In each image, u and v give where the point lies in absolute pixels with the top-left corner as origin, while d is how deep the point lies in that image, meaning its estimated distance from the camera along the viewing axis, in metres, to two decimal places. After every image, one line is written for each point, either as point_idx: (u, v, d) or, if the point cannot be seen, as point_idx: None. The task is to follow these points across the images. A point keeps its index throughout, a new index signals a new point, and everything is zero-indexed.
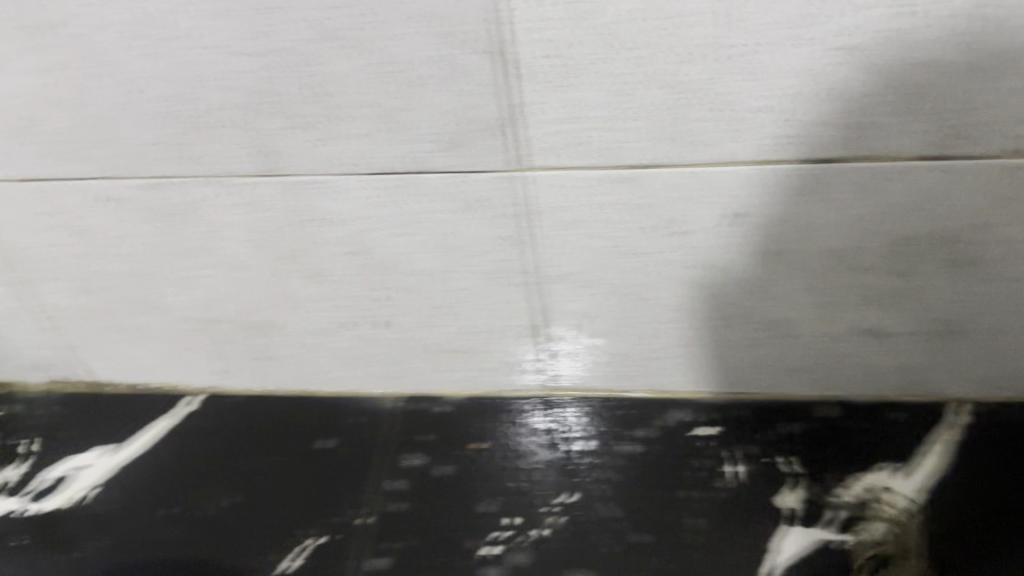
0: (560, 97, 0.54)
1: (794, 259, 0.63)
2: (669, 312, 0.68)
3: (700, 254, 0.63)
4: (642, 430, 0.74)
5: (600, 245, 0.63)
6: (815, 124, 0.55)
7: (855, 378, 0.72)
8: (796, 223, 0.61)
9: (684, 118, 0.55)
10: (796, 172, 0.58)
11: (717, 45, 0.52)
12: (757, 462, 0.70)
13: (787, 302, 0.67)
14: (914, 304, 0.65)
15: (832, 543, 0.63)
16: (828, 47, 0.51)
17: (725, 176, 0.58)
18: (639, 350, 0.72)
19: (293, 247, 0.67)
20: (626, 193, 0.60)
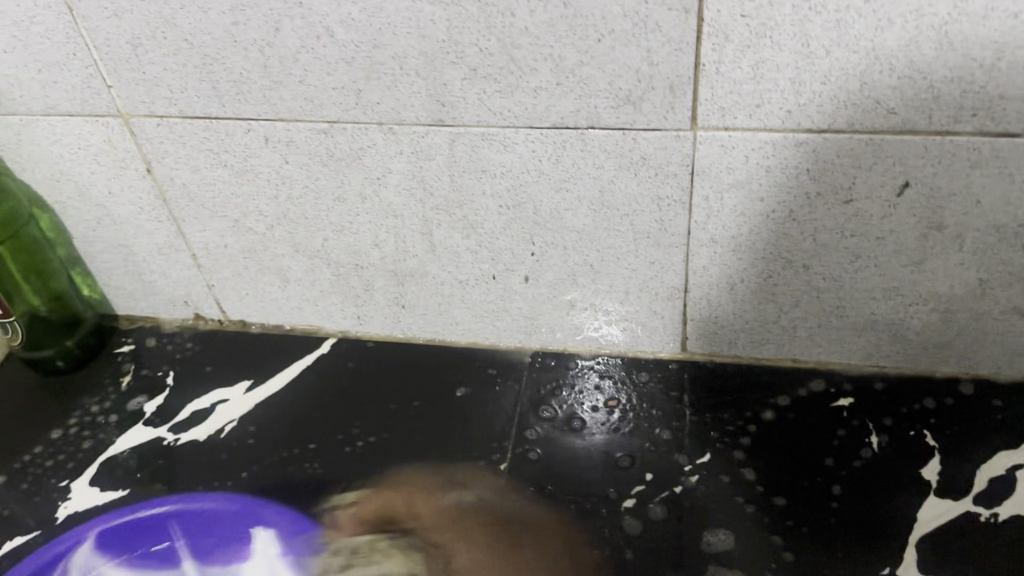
0: (749, 55, 0.56)
1: (959, 234, 0.62)
2: (818, 281, 0.68)
3: (861, 223, 0.63)
4: (774, 398, 0.74)
5: (760, 208, 0.64)
6: (1004, 96, 0.54)
7: (1000, 359, 0.71)
8: (966, 198, 0.60)
9: (871, 84, 0.55)
10: (974, 145, 0.57)
11: (920, 12, 0.52)
12: (897, 435, 0.70)
13: (945, 278, 0.65)
14: None
15: (971, 518, 0.64)
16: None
17: (899, 146, 0.58)
18: (781, 318, 0.72)
19: (450, 198, 0.68)
20: (796, 157, 0.60)
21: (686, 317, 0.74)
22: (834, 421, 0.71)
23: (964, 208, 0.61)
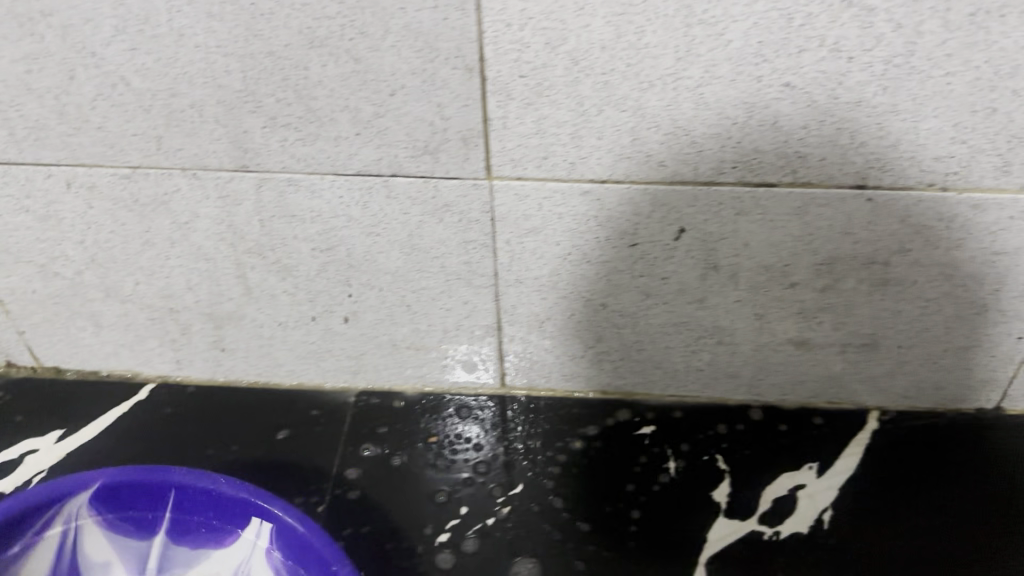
0: (533, 114, 0.60)
1: (732, 273, 0.69)
2: (617, 319, 0.74)
3: (648, 265, 0.70)
4: (585, 428, 0.78)
5: (557, 251, 0.69)
6: (754, 151, 0.62)
7: (784, 386, 0.77)
8: (735, 243, 0.67)
9: (641, 139, 0.62)
10: (733, 195, 0.65)
11: (678, 75, 0.59)
12: (694, 460, 0.75)
13: (726, 314, 0.72)
14: (838, 319, 0.71)
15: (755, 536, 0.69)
16: (769, 85, 0.59)
17: (672, 195, 0.65)
18: (588, 353, 0.76)
19: (261, 241, 0.68)
20: (584, 206, 0.66)
21: (504, 354, 0.77)
22: (638, 449, 0.76)
23: (733, 250, 0.68)
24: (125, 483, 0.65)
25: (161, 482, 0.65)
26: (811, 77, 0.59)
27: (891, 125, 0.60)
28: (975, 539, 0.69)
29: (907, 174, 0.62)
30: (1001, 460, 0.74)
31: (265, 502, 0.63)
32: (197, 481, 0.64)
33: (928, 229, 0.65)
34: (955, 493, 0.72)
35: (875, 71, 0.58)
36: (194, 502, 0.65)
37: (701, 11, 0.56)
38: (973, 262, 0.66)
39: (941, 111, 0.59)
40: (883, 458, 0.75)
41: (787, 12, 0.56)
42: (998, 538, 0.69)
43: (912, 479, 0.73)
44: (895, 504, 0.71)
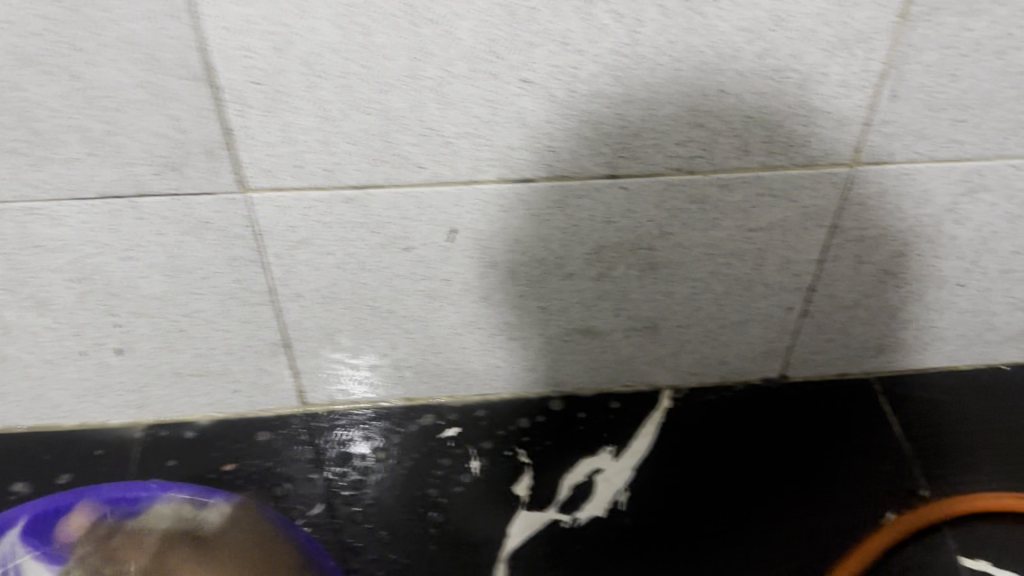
0: (274, 121, 0.59)
1: (510, 269, 0.70)
2: (407, 324, 0.72)
3: (428, 268, 0.68)
4: (389, 438, 0.77)
5: (331, 260, 0.66)
6: (508, 147, 0.62)
7: (579, 374, 0.79)
8: (507, 239, 0.68)
9: (396, 143, 0.61)
10: (499, 190, 0.64)
11: (417, 77, 0.58)
12: (497, 456, 0.76)
13: (512, 310, 0.73)
14: (617, 303, 0.74)
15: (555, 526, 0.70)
16: (509, 82, 0.59)
17: (437, 195, 0.64)
18: (385, 362, 0.75)
19: (10, 275, 0.65)
20: (350, 212, 0.64)
21: (298, 371, 0.75)
22: (442, 453, 0.76)
23: (507, 246, 0.68)
24: (51, 512, 0.69)
25: (93, 500, 0.69)
26: (550, 70, 0.59)
27: (631, 114, 0.62)
28: (767, 504, 0.73)
29: (656, 159, 0.65)
30: (789, 422, 0.79)
31: (200, 497, 0.70)
32: (128, 491, 0.70)
33: (684, 213, 0.68)
34: (749, 460, 0.76)
35: (611, 60, 0.59)
36: (126, 518, 0.69)
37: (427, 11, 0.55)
38: (732, 240, 0.70)
39: (675, 98, 0.62)
40: (676, 437, 0.78)
41: (509, 6, 0.56)
42: (787, 501, 0.73)
43: (704, 452, 0.77)
44: (690, 478, 0.74)
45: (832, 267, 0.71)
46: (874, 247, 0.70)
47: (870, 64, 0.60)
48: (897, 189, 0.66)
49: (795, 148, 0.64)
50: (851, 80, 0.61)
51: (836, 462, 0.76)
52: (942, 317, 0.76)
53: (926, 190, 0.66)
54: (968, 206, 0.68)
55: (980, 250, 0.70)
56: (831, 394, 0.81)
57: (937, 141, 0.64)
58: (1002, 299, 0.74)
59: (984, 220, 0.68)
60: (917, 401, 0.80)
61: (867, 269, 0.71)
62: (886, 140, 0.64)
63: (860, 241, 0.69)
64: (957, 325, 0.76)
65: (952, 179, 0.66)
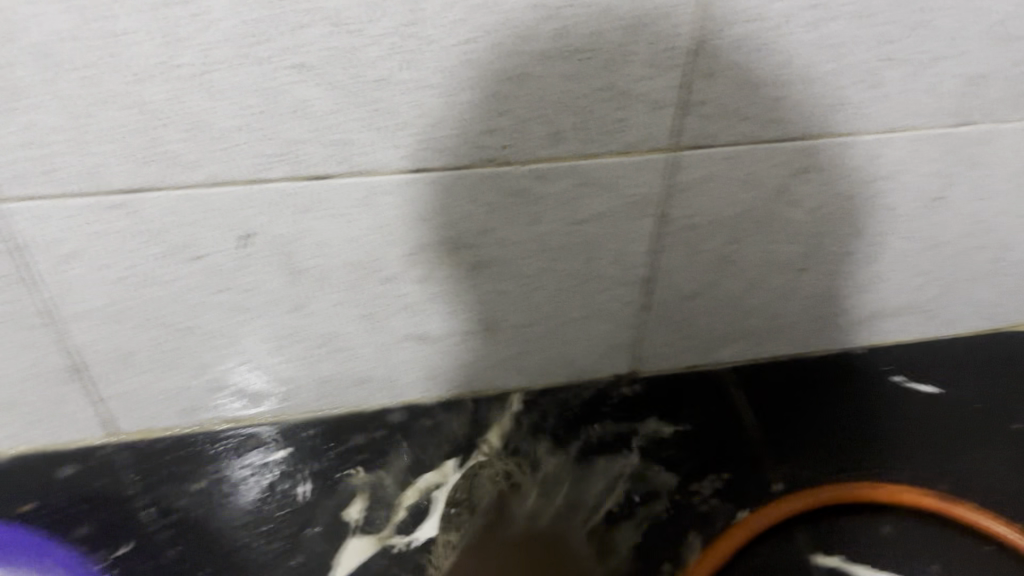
0: (13, 122, 0.52)
1: (320, 275, 0.64)
2: (214, 339, 0.66)
3: (226, 278, 0.62)
4: (208, 466, 0.71)
5: (113, 274, 0.60)
6: (293, 141, 0.56)
7: (417, 382, 0.74)
8: (310, 242, 0.61)
9: (162, 140, 0.55)
10: (289, 188, 0.58)
11: (171, 64, 0.52)
12: (325, 478, 0.70)
13: (332, 320, 0.67)
14: (446, 305, 0.68)
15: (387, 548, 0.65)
16: (280, 67, 0.53)
17: (220, 198, 0.58)
18: (197, 384, 0.69)
19: None
20: (123, 221, 0.58)
21: (102, 397, 0.69)
22: (264, 479, 0.70)
23: (312, 250, 0.62)
24: None
25: None
26: (324, 52, 0.53)
27: (427, 100, 0.56)
28: (618, 498, 0.68)
29: (462, 151, 0.59)
30: (643, 417, 0.75)
31: None
32: None
33: (504, 207, 0.63)
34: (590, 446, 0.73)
35: (390, 43, 0.53)
36: None
37: None
38: (559, 234, 0.66)
39: (473, 83, 0.56)
40: (521, 443, 0.73)
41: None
42: (638, 493, 0.69)
43: (551, 453, 0.72)
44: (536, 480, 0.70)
45: (666, 257, 0.69)
46: (705, 234, 0.68)
47: (676, 41, 0.56)
48: (723, 173, 0.64)
49: (610, 135, 0.60)
50: (660, 61, 0.57)
51: (688, 453, 0.72)
52: (788, 301, 0.73)
53: (752, 175, 0.64)
54: (797, 187, 0.65)
55: (816, 232, 0.68)
56: (688, 386, 0.78)
57: (758, 122, 0.61)
58: (845, 279, 0.72)
59: (814, 203, 0.67)
60: (773, 391, 0.77)
61: (702, 258, 0.69)
62: (704, 121, 0.61)
63: (691, 228, 0.67)
64: (804, 308, 0.74)
65: (776, 161, 0.64)
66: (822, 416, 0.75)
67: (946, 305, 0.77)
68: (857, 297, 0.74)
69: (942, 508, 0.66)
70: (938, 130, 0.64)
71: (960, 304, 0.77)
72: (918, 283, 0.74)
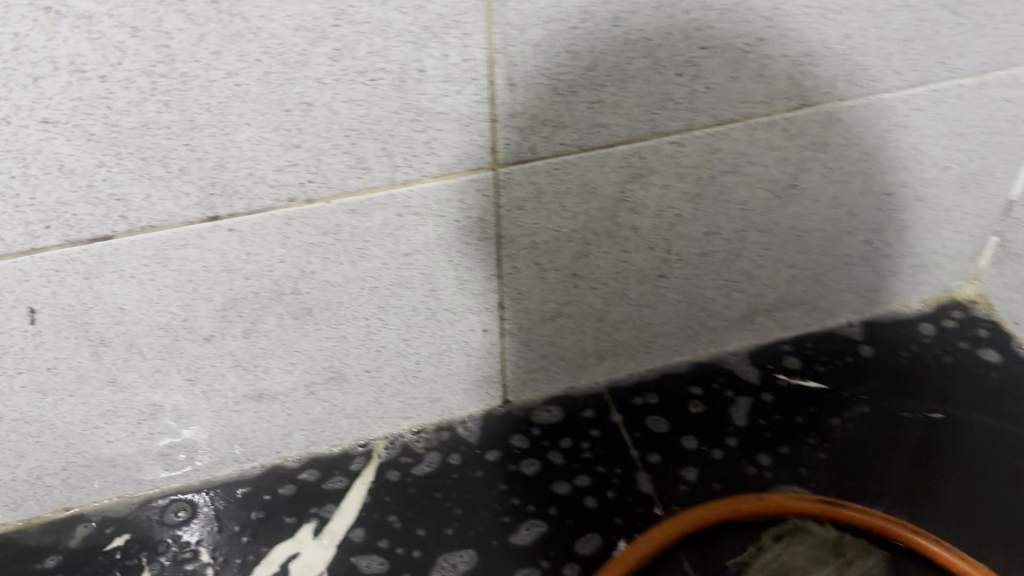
0: None
1: (127, 342, 0.58)
2: (25, 427, 0.61)
3: (20, 358, 0.57)
4: (40, 563, 0.65)
5: None
6: (61, 205, 0.51)
7: (274, 437, 0.68)
8: (106, 309, 0.56)
9: None
10: (62, 256, 0.53)
11: None
12: (175, 558, 0.65)
13: (153, 389, 0.62)
14: (284, 355, 0.63)
15: None
16: (38, 127, 0.48)
17: (31, 266, 0.53)
18: (19, 473, 0.64)
19: None
20: None
21: None
22: (106, 571, 0.64)
23: (110, 319, 0.57)
24: None
25: None
26: (73, 105, 0.47)
27: (202, 144, 0.50)
28: (478, 538, 0.65)
29: (263, 193, 0.54)
30: (527, 432, 0.71)
31: None
32: None
33: (318, 247, 0.58)
34: (468, 479, 0.69)
35: (142, 77, 0.47)
36: None
37: None
38: (389, 269, 0.61)
39: (251, 118, 0.50)
40: (391, 518, 0.67)
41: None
42: (508, 531, 0.65)
43: (421, 482, 0.69)
44: (407, 518, 0.67)
45: (514, 279, 0.64)
46: (551, 252, 0.63)
47: (469, 51, 0.51)
48: (554, 187, 0.59)
49: (418, 158, 0.55)
50: (454, 73, 0.52)
51: (563, 472, 0.68)
52: (654, 312, 0.69)
53: (586, 182, 0.59)
54: (638, 193, 0.61)
55: (668, 237, 0.64)
56: (573, 422, 0.72)
57: (579, 127, 0.56)
58: (709, 280, 0.68)
59: (661, 204, 0.62)
60: (656, 408, 0.72)
61: (551, 276, 0.64)
62: (520, 134, 0.56)
63: (533, 248, 0.62)
64: (671, 318, 0.70)
65: (609, 166, 0.59)
66: (691, 429, 0.71)
67: (825, 296, 0.74)
68: (728, 298, 0.70)
69: (870, 525, 0.63)
70: (779, 117, 0.59)
71: (838, 294, 0.74)
72: (788, 275, 0.70)
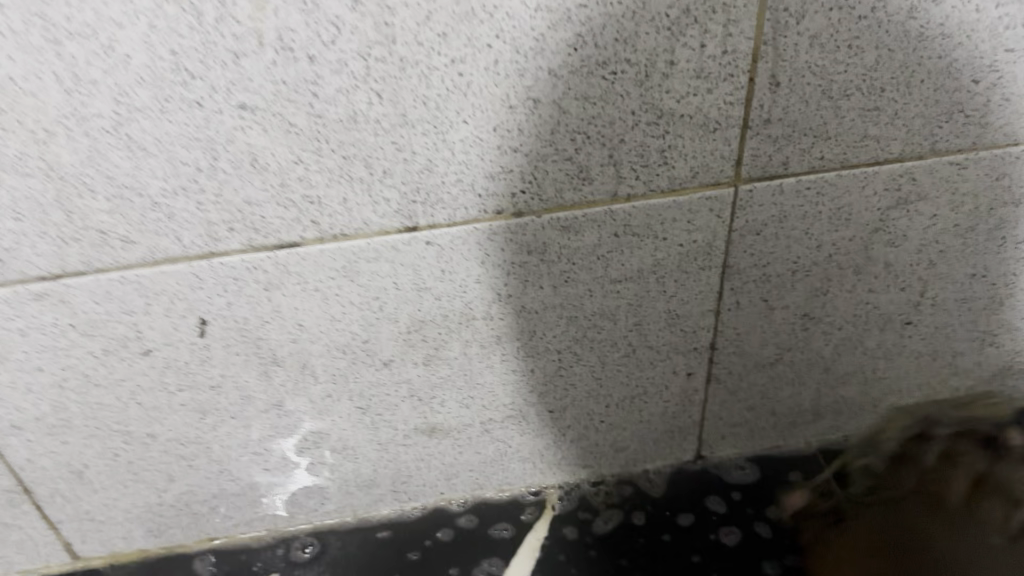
0: None
1: (302, 363, 0.52)
2: (180, 448, 0.55)
3: (183, 374, 0.51)
4: None
5: (46, 378, 0.50)
6: (248, 206, 0.45)
7: (439, 477, 0.61)
8: (284, 325, 0.50)
9: (81, 213, 0.44)
10: (245, 263, 0.47)
11: (85, 112, 0.40)
12: None
13: (318, 417, 0.55)
14: (463, 387, 0.56)
15: None
16: (233, 115, 0.41)
17: (207, 273, 0.47)
18: (166, 498, 0.58)
19: None
20: (46, 313, 0.47)
21: (55, 521, 0.58)
22: None
23: (287, 336, 0.51)
24: None
25: None
26: (275, 91, 0.41)
27: (412, 142, 0.44)
28: None
29: (468, 203, 0.47)
30: (725, 496, 0.63)
31: None
32: None
33: (520, 267, 0.50)
34: (657, 545, 0.60)
35: (354, 60, 0.40)
36: None
37: (64, 19, 0.37)
38: (594, 298, 0.53)
39: (469, 114, 0.43)
40: None
41: (189, 4, 0.38)
42: None
43: (602, 542, 0.61)
44: None
45: (736, 316, 0.55)
46: (785, 287, 0.53)
47: (732, 42, 0.42)
48: (801, 210, 0.50)
49: (648, 171, 0.47)
50: (710, 68, 0.43)
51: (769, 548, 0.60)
52: (892, 364, 0.60)
53: (842, 208, 0.50)
54: (899, 223, 0.51)
55: (926, 276, 0.55)
56: (779, 490, 0.63)
57: (844, 141, 0.47)
58: (961, 333, 0.58)
59: (925, 239, 0.52)
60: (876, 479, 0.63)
61: (779, 316, 0.55)
62: (773, 144, 0.46)
63: (763, 281, 0.53)
64: (909, 373, 0.61)
65: (872, 190, 0.49)
66: None
67: None
68: (979, 353, 0.60)
69: None
70: None
71: None
72: None
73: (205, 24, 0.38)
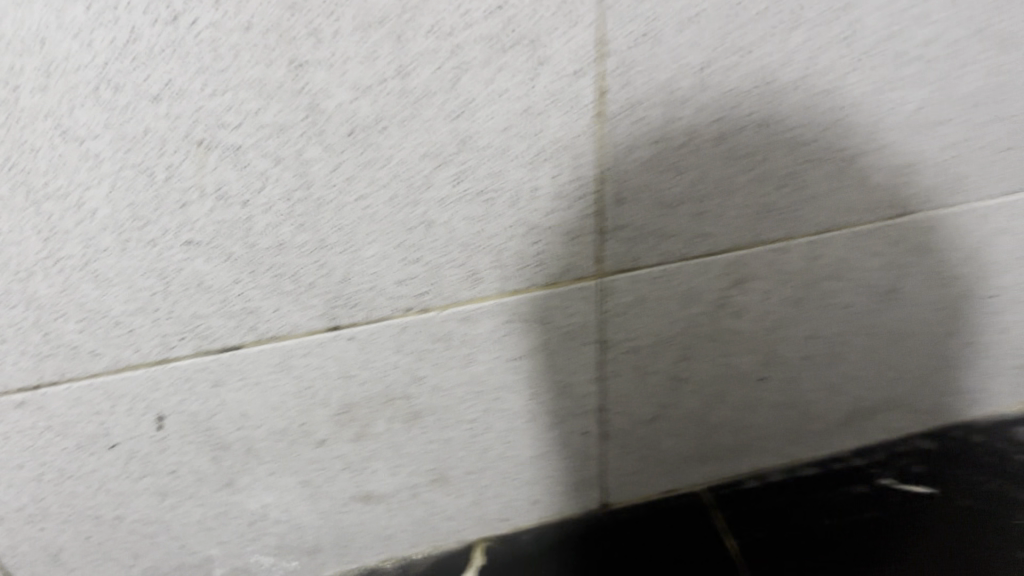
0: None
1: (249, 446, 0.61)
2: (144, 527, 0.63)
3: (145, 462, 0.60)
4: None
5: (25, 474, 0.58)
6: (197, 318, 0.54)
7: (376, 536, 0.70)
8: (231, 414, 0.59)
9: (56, 334, 0.52)
10: (196, 365, 0.56)
11: (59, 254, 0.49)
12: None
13: (265, 491, 0.64)
14: (390, 457, 0.65)
15: None
16: (181, 248, 0.51)
17: (165, 375, 0.56)
18: (134, 571, 0.66)
19: None
20: (26, 418, 0.55)
21: None
22: None
23: (234, 423, 0.60)
24: None
25: None
26: (215, 228, 0.51)
27: (330, 260, 0.54)
28: None
29: (381, 304, 0.57)
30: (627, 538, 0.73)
31: None
32: None
33: (429, 353, 0.60)
34: None
35: (278, 201, 0.50)
36: None
37: (42, 185, 0.47)
38: (495, 374, 0.63)
39: (375, 236, 0.54)
40: None
41: (143, 168, 0.47)
42: None
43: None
44: None
45: (617, 382, 0.65)
46: (655, 356, 0.64)
47: (581, 170, 0.53)
48: (658, 293, 0.60)
49: (527, 270, 0.57)
50: (566, 190, 0.54)
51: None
52: (756, 413, 0.70)
53: (691, 289, 0.61)
54: (740, 299, 0.62)
55: (772, 339, 0.66)
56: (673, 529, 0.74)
57: (683, 238, 0.58)
58: (810, 383, 0.70)
59: (764, 309, 0.64)
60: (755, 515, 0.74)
61: (653, 379, 0.65)
62: (626, 244, 0.57)
63: (636, 352, 0.63)
64: (772, 420, 0.71)
65: (713, 274, 0.61)
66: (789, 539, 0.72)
67: (923, 397, 0.74)
68: (828, 399, 0.71)
69: None
70: (879, 225, 0.61)
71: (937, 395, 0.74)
72: (888, 378, 0.71)
73: (155, 181, 0.48)
